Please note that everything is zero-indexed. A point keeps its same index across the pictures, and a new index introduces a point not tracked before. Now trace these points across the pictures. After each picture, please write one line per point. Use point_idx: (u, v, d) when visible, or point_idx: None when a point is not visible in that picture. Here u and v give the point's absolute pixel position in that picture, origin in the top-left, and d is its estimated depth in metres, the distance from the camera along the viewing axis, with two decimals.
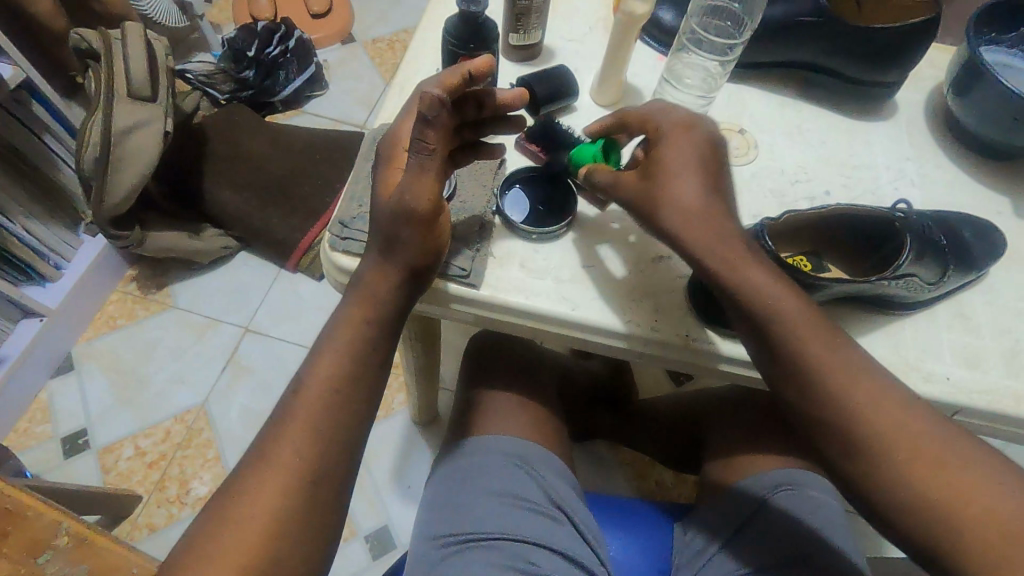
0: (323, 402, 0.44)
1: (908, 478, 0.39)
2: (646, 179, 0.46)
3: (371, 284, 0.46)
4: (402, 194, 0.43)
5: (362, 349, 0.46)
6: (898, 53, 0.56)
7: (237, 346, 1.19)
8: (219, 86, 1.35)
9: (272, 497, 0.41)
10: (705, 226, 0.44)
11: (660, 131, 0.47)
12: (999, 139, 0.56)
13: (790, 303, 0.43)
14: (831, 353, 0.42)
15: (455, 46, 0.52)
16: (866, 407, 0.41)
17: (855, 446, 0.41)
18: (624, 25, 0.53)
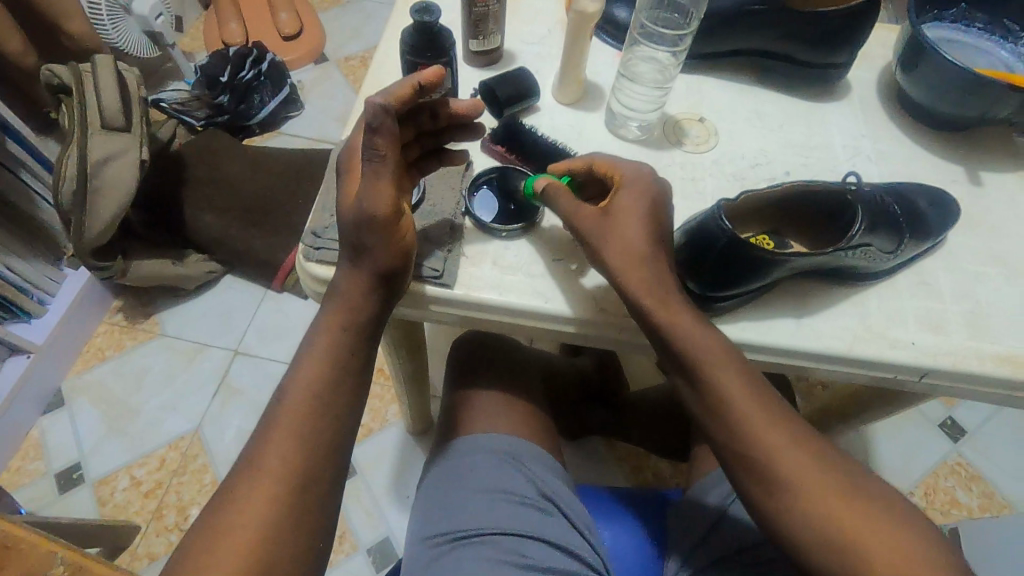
0: (303, 407, 0.45)
1: (818, 515, 0.41)
2: (600, 217, 0.47)
3: (344, 292, 0.47)
4: (361, 202, 0.45)
5: (337, 360, 0.46)
6: (844, 36, 0.58)
7: (227, 370, 1.19)
8: (195, 113, 1.35)
9: (259, 503, 0.42)
10: (648, 266, 0.45)
11: (623, 180, 0.48)
12: (946, 109, 0.58)
13: (713, 348, 0.45)
14: (752, 396, 0.44)
15: (413, 55, 0.52)
16: (781, 449, 0.43)
17: (777, 483, 0.43)
18: (577, 24, 0.55)
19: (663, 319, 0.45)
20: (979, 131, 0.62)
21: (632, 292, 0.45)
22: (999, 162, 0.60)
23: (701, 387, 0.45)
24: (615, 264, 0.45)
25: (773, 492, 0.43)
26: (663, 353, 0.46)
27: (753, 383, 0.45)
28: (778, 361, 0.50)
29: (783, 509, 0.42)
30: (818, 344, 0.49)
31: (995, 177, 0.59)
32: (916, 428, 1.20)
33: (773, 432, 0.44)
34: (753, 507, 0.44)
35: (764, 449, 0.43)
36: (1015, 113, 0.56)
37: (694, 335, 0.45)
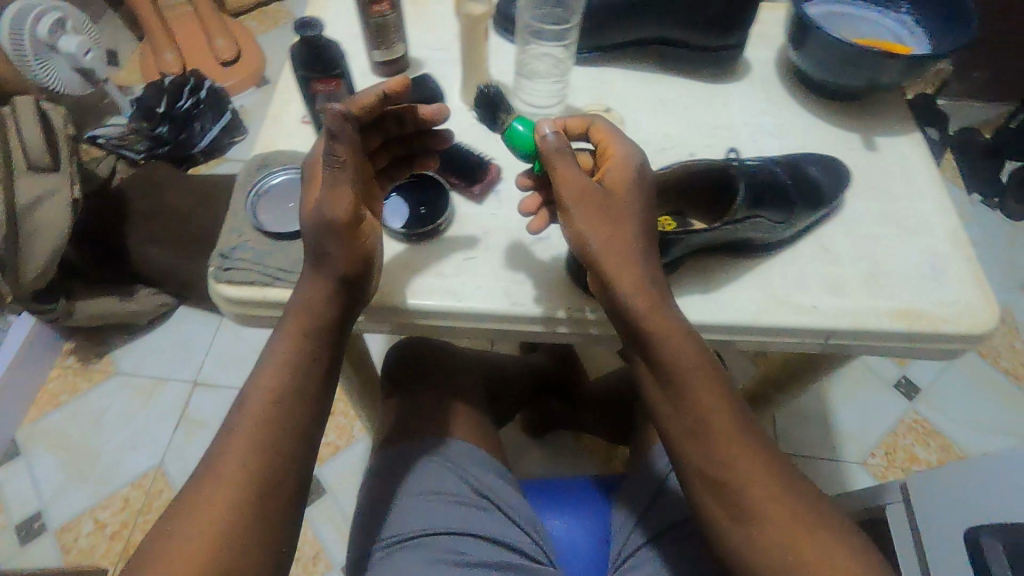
0: (264, 415, 0.43)
1: (762, 514, 0.42)
2: (603, 193, 0.45)
3: (307, 297, 0.46)
4: (319, 208, 0.44)
5: (291, 370, 0.45)
6: (732, 18, 0.60)
7: (187, 402, 1.18)
8: (135, 147, 1.35)
9: (219, 512, 0.41)
10: (619, 249, 0.45)
11: (613, 158, 0.47)
12: (836, 81, 0.61)
13: (695, 360, 0.45)
14: (712, 389, 0.45)
15: (304, 71, 0.50)
16: (731, 448, 0.43)
17: (738, 505, 0.43)
18: (470, 28, 0.55)
19: (633, 302, 0.45)
20: (872, 99, 0.64)
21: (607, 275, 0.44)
22: (894, 126, 0.62)
23: (678, 399, 0.45)
24: (602, 260, 0.45)
25: (721, 488, 0.43)
26: (628, 337, 0.46)
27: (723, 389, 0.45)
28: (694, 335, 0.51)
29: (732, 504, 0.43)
30: (728, 317, 0.51)
31: (890, 141, 0.61)
32: (874, 391, 1.23)
33: (728, 425, 0.44)
34: (709, 520, 0.44)
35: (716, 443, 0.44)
36: (901, 77, 0.58)
37: (674, 337, 0.45)
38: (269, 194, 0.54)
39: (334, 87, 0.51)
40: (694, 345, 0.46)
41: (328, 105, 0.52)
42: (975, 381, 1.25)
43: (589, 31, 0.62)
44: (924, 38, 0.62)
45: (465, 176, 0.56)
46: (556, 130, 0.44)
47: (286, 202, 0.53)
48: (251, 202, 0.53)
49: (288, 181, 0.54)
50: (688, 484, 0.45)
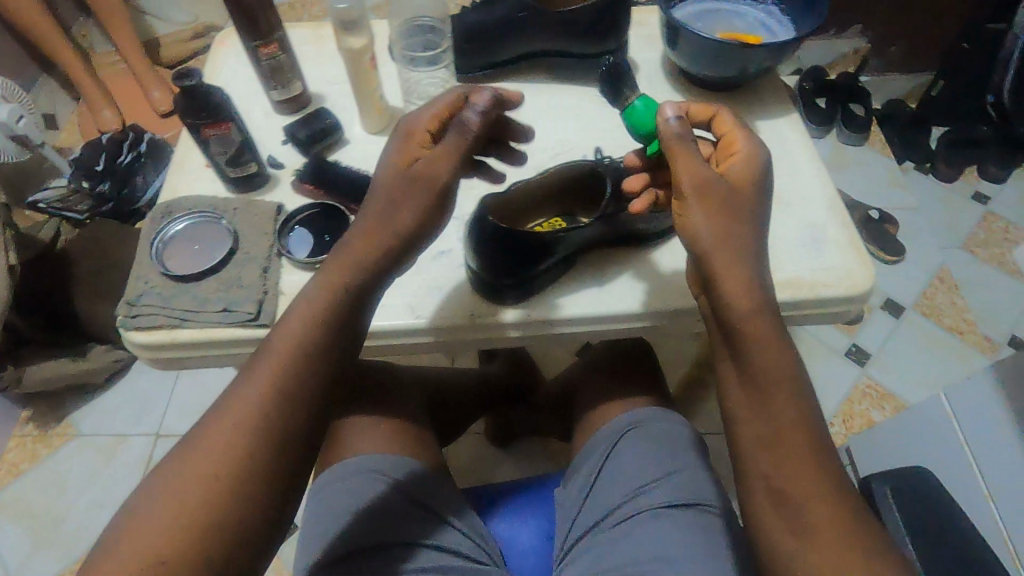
0: (284, 361, 0.43)
1: (815, 525, 0.41)
2: (725, 186, 0.46)
3: (348, 250, 0.45)
4: (425, 172, 0.44)
5: (306, 346, 0.43)
6: (607, 27, 0.64)
7: (151, 455, 1.17)
8: (77, 207, 1.34)
9: (234, 448, 0.40)
10: (726, 237, 0.45)
11: (738, 154, 0.48)
12: (711, 75, 0.65)
13: (785, 365, 0.45)
14: (792, 396, 0.44)
15: (190, 120, 0.53)
16: (796, 458, 0.43)
17: (800, 515, 0.42)
18: (354, 62, 0.57)
19: (724, 284, 0.45)
20: (750, 88, 0.68)
21: (716, 267, 0.45)
22: (771, 111, 0.67)
23: (760, 402, 0.45)
24: (710, 258, 0.45)
25: (779, 495, 0.43)
26: (714, 317, 0.47)
27: (798, 391, 0.45)
28: (667, 316, 0.54)
29: (787, 512, 0.42)
30: (623, 304, 0.53)
31: (769, 125, 0.65)
32: (826, 362, 1.27)
33: (800, 435, 0.43)
34: (762, 524, 0.44)
35: (787, 448, 0.43)
36: (770, 62, 0.63)
37: (760, 342, 0.45)
38: (175, 240, 0.55)
39: (223, 130, 0.54)
40: (782, 347, 0.45)
41: (221, 146, 0.55)
42: (919, 341, 1.30)
43: (478, 50, 0.65)
44: (789, 25, 0.66)
45: None
46: (679, 116, 0.47)
47: (192, 245, 0.55)
48: (157, 249, 0.54)
49: (194, 225, 0.56)
50: (748, 488, 0.45)
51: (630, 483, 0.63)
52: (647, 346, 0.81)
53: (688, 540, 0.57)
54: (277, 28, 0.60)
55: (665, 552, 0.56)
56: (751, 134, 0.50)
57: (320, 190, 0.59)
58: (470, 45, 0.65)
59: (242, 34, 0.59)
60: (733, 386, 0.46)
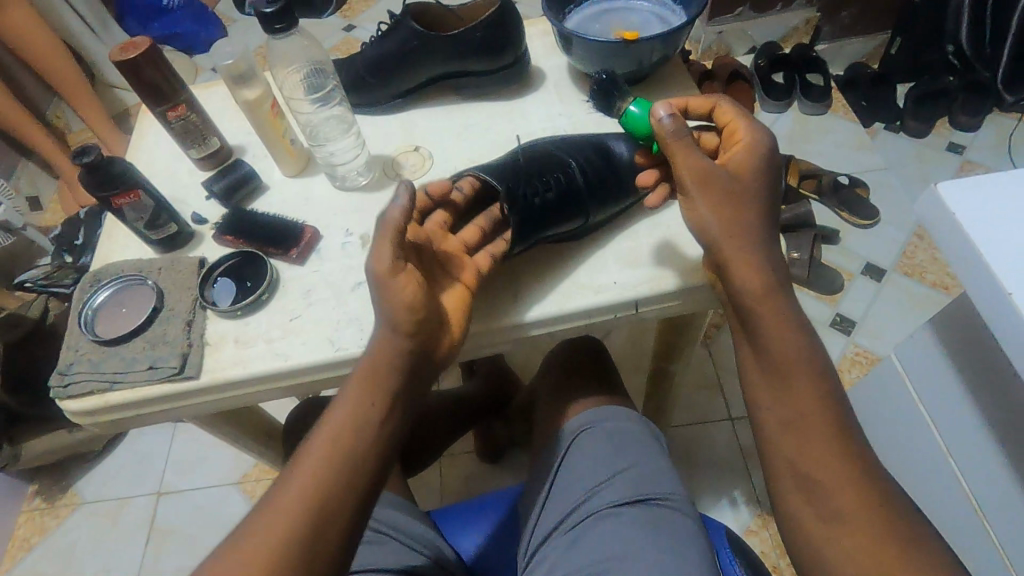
0: (337, 446, 0.42)
1: (837, 502, 0.42)
2: (726, 176, 0.48)
3: (382, 347, 0.44)
4: (387, 296, 0.44)
5: (363, 428, 0.42)
6: (502, 42, 0.65)
7: (155, 514, 1.19)
8: (62, 282, 1.28)
9: (284, 528, 0.39)
10: (731, 223, 0.48)
11: (741, 141, 0.50)
12: (610, 73, 0.66)
13: (796, 348, 0.46)
14: (809, 375, 0.45)
15: (98, 194, 0.55)
16: (807, 437, 0.44)
17: (816, 491, 0.43)
18: (253, 112, 0.59)
19: (733, 270, 0.47)
20: (655, 80, 0.70)
21: (728, 256, 0.48)
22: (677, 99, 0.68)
23: (779, 388, 0.45)
24: (720, 242, 0.48)
25: (799, 474, 0.44)
26: (732, 302, 0.49)
27: (816, 369, 0.45)
28: (694, 298, 0.56)
29: (809, 492, 0.43)
30: (544, 308, 0.56)
31: None
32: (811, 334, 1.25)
33: (816, 415, 0.44)
34: (785, 506, 0.45)
35: (805, 427, 0.44)
36: (663, 51, 0.64)
37: (774, 325, 0.46)
38: (103, 307, 0.57)
39: (134, 198, 0.56)
40: (790, 324, 0.46)
41: (137, 214, 0.57)
42: (903, 302, 1.26)
43: (383, 82, 0.68)
44: (682, 12, 0.68)
45: (283, 244, 0.59)
46: (671, 113, 0.48)
47: (120, 309, 0.57)
48: (86, 318, 0.56)
49: (121, 290, 0.58)
50: (772, 473, 0.46)
51: (587, 480, 0.63)
52: (600, 345, 0.81)
53: (641, 533, 0.57)
54: (182, 90, 0.62)
55: (632, 550, 0.56)
56: (755, 123, 0.50)
57: (239, 240, 0.61)
58: (373, 78, 0.67)
59: (148, 102, 0.62)
60: (749, 366, 0.48)
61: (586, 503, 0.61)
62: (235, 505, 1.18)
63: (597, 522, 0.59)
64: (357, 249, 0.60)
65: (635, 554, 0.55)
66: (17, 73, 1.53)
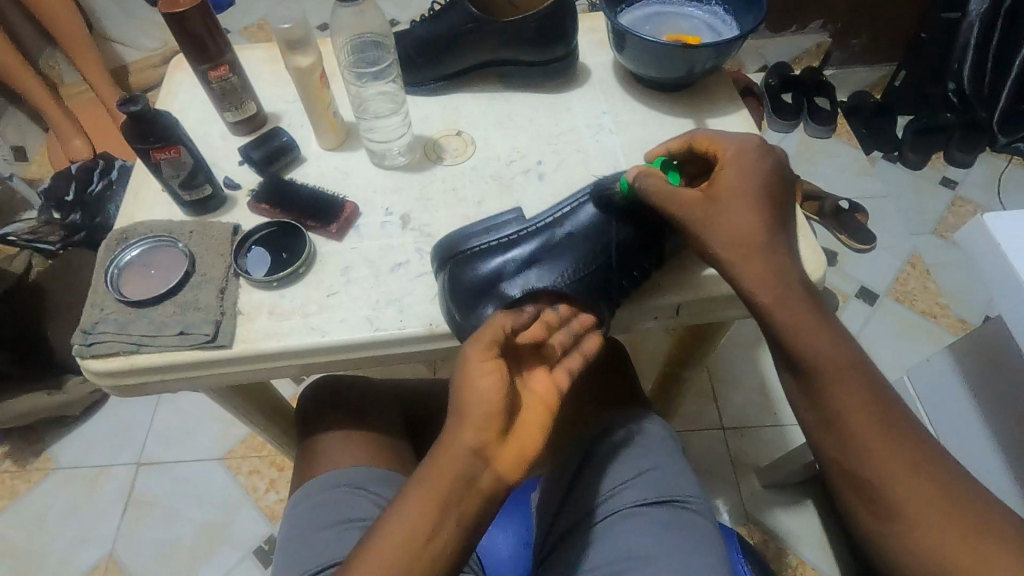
0: (395, 557, 0.40)
1: (905, 509, 0.42)
2: (718, 204, 0.48)
3: (449, 454, 0.41)
4: (464, 397, 0.42)
5: (426, 537, 0.40)
6: (556, 34, 0.65)
7: (133, 486, 1.13)
8: (49, 238, 1.20)
9: None
10: (742, 246, 0.47)
11: (728, 157, 0.50)
12: (659, 75, 0.66)
13: (831, 355, 0.44)
14: (853, 383, 0.44)
15: (138, 144, 0.53)
16: (865, 446, 0.43)
17: (878, 499, 0.43)
18: (303, 80, 0.58)
19: (755, 296, 0.46)
20: (700, 87, 0.70)
21: (741, 280, 0.47)
22: (720, 107, 0.68)
23: (818, 400, 0.45)
24: (729, 259, 0.47)
25: (860, 483, 0.44)
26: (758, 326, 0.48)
27: (851, 363, 0.44)
28: (703, 306, 0.56)
29: (876, 500, 0.43)
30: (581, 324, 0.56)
31: (718, 122, 0.67)
32: None
33: (863, 424, 0.43)
34: (855, 514, 0.45)
35: (853, 437, 0.43)
36: (715, 61, 0.64)
37: (804, 340, 0.45)
38: (129, 266, 0.55)
39: (174, 154, 0.54)
40: (821, 331, 0.45)
41: (173, 170, 0.55)
42: (896, 328, 1.29)
43: (431, 62, 0.67)
44: (733, 23, 0.69)
45: (321, 217, 0.58)
46: (643, 174, 0.48)
47: (148, 269, 0.55)
48: (112, 276, 0.54)
49: (150, 249, 0.56)
50: (831, 481, 0.46)
51: (603, 481, 0.63)
52: (617, 342, 0.81)
53: (659, 533, 0.57)
54: (227, 50, 0.60)
55: (650, 548, 0.56)
56: (733, 138, 0.50)
57: (275, 209, 0.59)
58: (422, 58, 0.66)
59: (190, 58, 0.59)
60: (787, 380, 0.47)
61: (602, 504, 0.62)
62: (220, 481, 1.13)
63: (614, 522, 0.60)
64: (397, 229, 0.59)
65: (655, 553, 0.56)
66: (13, 15, 1.46)
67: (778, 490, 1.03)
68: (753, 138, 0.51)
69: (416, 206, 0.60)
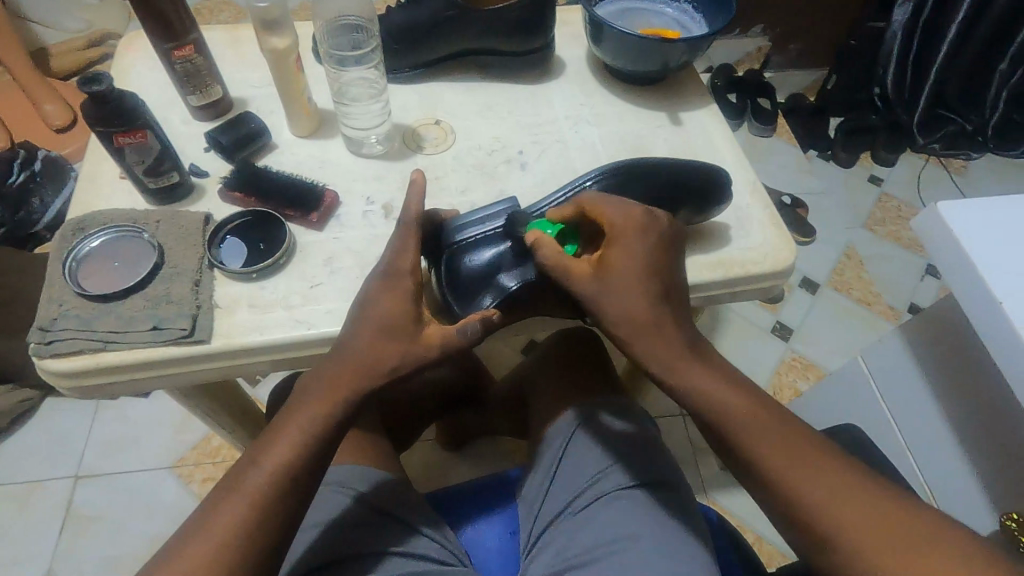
0: (294, 445, 0.43)
1: (860, 557, 0.41)
2: (610, 275, 0.48)
3: (358, 358, 0.45)
4: (392, 320, 0.45)
5: (319, 428, 0.44)
6: (535, 23, 0.65)
7: (71, 500, 1.04)
8: None
9: (236, 512, 0.41)
10: (636, 323, 0.47)
11: (614, 227, 0.49)
12: (634, 69, 0.68)
13: (739, 402, 0.47)
14: (768, 425, 0.46)
15: (101, 126, 0.49)
16: (809, 486, 0.43)
17: (830, 544, 0.42)
18: (278, 62, 0.56)
19: (655, 371, 0.48)
20: (672, 82, 0.72)
21: (637, 354, 0.48)
22: (691, 101, 0.70)
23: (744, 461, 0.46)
24: (623, 336, 0.48)
25: (810, 535, 0.43)
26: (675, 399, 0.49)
27: (758, 407, 0.46)
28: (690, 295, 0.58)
29: (830, 555, 0.42)
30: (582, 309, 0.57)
31: (691, 115, 0.69)
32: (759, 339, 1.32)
33: (789, 475, 0.44)
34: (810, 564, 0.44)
35: (790, 492, 0.43)
36: (688, 56, 0.66)
37: (708, 396, 0.47)
38: (90, 258, 0.51)
39: (140, 138, 0.51)
40: (726, 383, 0.47)
41: (138, 156, 0.52)
42: (837, 315, 1.37)
43: (410, 49, 0.66)
44: (702, 21, 0.71)
45: (300, 206, 0.56)
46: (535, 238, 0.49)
47: (110, 262, 0.51)
48: (70, 268, 0.50)
49: (113, 240, 0.52)
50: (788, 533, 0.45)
51: (591, 466, 0.64)
52: (594, 333, 0.81)
53: (647, 514, 0.59)
54: (193, 29, 0.57)
55: (639, 531, 0.58)
56: (608, 201, 0.50)
57: (248, 197, 0.56)
58: (400, 45, 0.65)
59: (152, 36, 0.56)
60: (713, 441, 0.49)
61: (589, 489, 0.62)
62: (170, 492, 1.05)
63: (602, 505, 0.61)
64: (380, 219, 0.57)
65: (645, 533, 0.57)
66: None
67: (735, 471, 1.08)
68: (637, 208, 0.50)
69: (398, 195, 0.59)
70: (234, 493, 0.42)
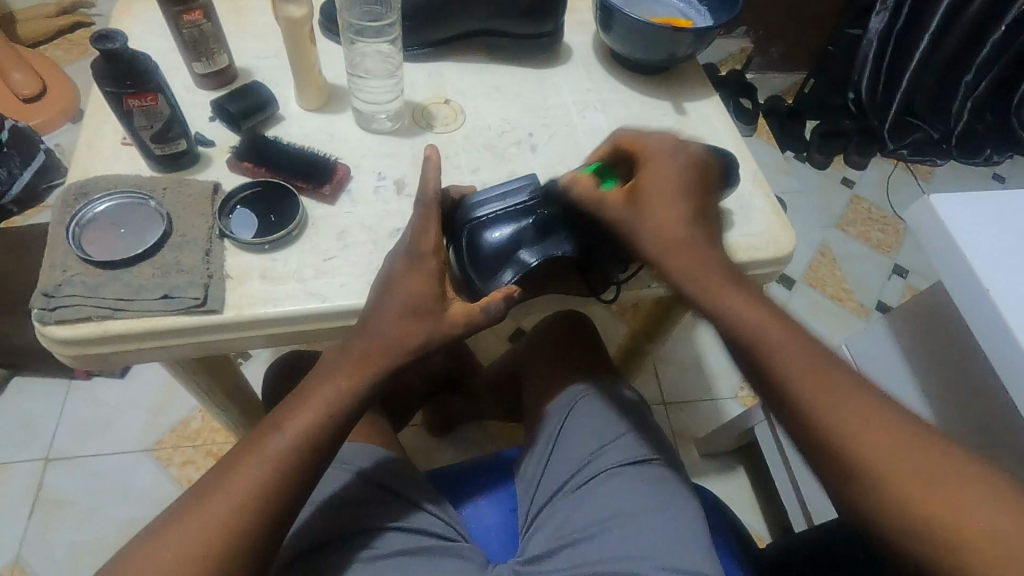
0: (314, 417, 0.44)
1: (898, 498, 0.41)
2: (651, 194, 0.53)
3: (381, 337, 0.46)
4: (417, 299, 0.46)
5: (340, 400, 0.45)
6: (546, 7, 0.65)
7: (41, 484, 1.00)
8: None
9: (255, 476, 0.42)
10: (684, 248, 0.51)
11: (650, 153, 0.55)
12: (641, 57, 0.69)
13: (793, 342, 0.47)
14: (816, 369, 0.45)
15: (111, 87, 0.48)
16: (856, 428, 0.43)
17: (863, 484, 0.42)
18: (292, 32, 0.55)
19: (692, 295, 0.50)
20: (676, 73, 0.73)
21: (672, 275, 0.51)
22: (695, 92, 0.72)
23: (778, 404, 0.47)
24: (656, 256, 0.52)
25: (844, 473, 0.43)
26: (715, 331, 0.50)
27: (811, 349, 0.46)
28: None
29: (865, 499, 0.42)
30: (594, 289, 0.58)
31: (695, 105, 0.71)
32: None
33: (833, 415, 0.43)
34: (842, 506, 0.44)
35: (833, 431, 0.43)
36: (694, 47, 0.68)
37: (762, 330, 0.47)
38: (94, 223, 0.50)
39: (151, 101, 0.49)
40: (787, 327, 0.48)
41: (147, 120, 0.50)
42: (810, 310, 1.42)
43: (420, 28, 0.66)
44: (706, 14, 0.73)
45: (312, 179, 0.55)
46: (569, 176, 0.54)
47: (115, 228, 0.50)
48: (73, 233, 0.49)
49: (117, 206, 0.51)
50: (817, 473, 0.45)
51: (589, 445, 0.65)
52: (592, 322, 0.82)
53: (644, 490, 0.60)
54: None
55: (637, 507, 0.59)
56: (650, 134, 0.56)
57: (257, 168, 0.55)
58: (411, 23, 0.65)
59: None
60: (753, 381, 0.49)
61: (587, 467, 0.63)
62: (148, 475, 1.02)
63: (601, 483, 0.62)
64: (391, 194, 0.57)
65: (642, 509, 0.59)
66: None
67: (713, 458, 1.11)
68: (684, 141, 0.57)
69: (409, 171, 0.59)
70: (254, 454, 0.43)
